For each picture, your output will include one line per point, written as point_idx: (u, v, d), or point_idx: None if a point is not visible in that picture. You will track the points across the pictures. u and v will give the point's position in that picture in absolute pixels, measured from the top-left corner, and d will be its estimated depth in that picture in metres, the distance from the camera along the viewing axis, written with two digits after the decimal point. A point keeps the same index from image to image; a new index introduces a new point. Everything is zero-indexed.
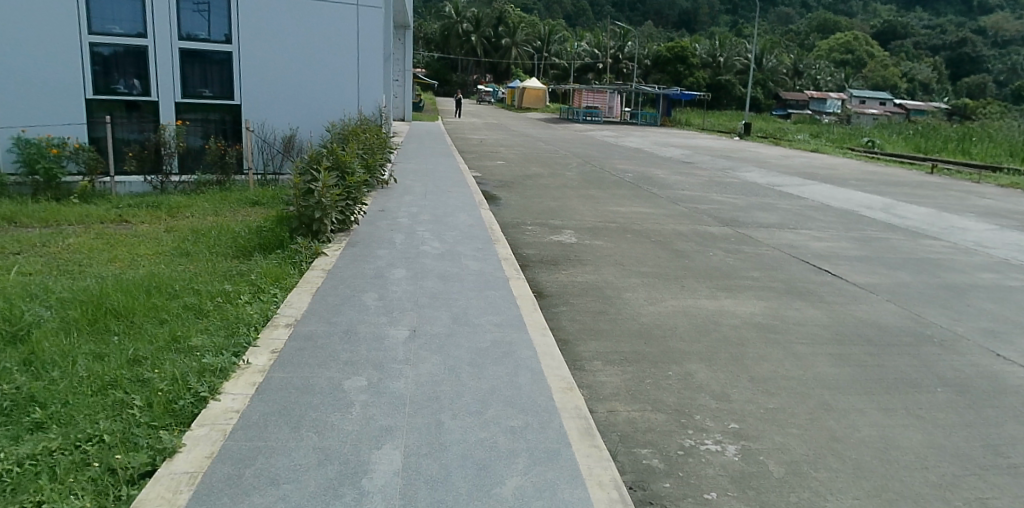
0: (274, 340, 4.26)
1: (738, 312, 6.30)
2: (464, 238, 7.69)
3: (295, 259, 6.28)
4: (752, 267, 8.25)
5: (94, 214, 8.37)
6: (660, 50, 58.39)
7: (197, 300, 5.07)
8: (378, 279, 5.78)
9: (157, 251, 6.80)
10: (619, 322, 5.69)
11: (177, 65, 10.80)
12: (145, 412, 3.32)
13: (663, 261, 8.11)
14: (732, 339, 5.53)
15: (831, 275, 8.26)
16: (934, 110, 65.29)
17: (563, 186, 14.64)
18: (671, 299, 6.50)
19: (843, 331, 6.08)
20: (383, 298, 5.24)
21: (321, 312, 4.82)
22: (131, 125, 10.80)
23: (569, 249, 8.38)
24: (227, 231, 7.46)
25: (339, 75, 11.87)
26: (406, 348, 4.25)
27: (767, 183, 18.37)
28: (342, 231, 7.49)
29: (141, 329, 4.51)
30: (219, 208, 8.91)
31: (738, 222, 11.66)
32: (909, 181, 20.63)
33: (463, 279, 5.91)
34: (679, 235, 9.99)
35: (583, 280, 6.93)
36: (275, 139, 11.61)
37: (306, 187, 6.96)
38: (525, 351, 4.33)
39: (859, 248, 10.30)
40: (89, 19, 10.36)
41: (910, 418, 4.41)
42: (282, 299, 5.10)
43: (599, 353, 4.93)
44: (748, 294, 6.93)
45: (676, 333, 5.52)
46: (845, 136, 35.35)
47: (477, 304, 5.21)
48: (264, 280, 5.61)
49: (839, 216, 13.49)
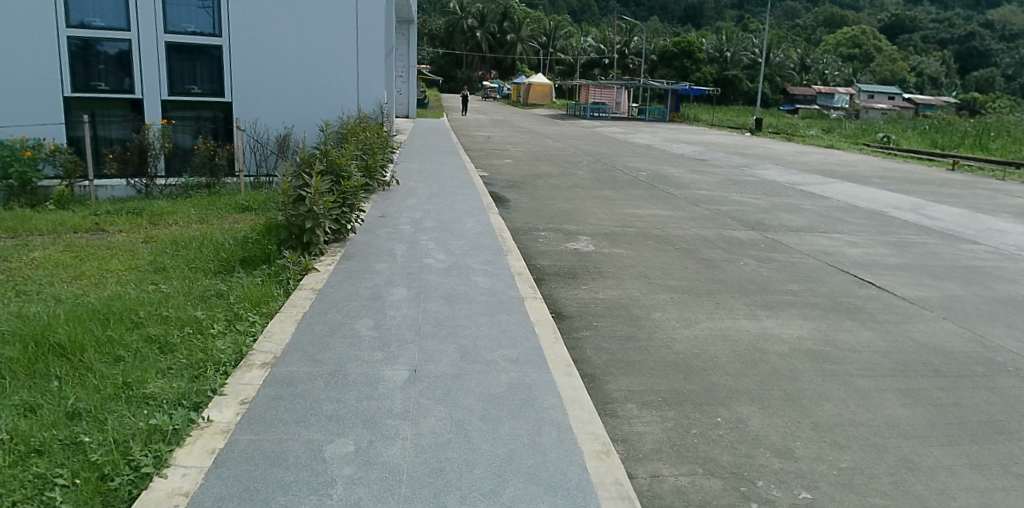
0: (244, 386, 3.53)
1: (784, 337, 5.55)
2: (473, 248, 6.96)
3: (280, 277, 5.56)
4: (788, 279, 7.47)
5: (69, 222, 7.67)
6: (666, 45, 57.54)
7: (162, 330, 4.34)
8: (376, 301, 5.05)
9: (130, 266, 6.08)
10: (651, 350, 4.95)
11: (163, 60, 10.09)
12: (67, 494, 2.63)
13: (691, 273, 7.36)
14: (784, 373, 4.80)
15: (876, 288, 7.49)
16: (945, 105, 64.18)
17: (574, 186, 13.87)
18: (706, 320, 5.74)
19: (905, 359, 5.33)
20: (380, 326, 4.51)
21: (307, 347, 4.09)
22: (114, 124, 10.10)
23: (587, 258, 7.63)
24: (210, 242, 6.74)
25: (336, 71, 11.08)
26: (404, 395, 3.52)
27: (786, 181, 17.57)
28: (336, 241, 6.77)
29: (91, 371, 3.80)
30: (205, 214, 8.19)
31: (764, 225, 10.89)
32: (931, 179, 19.80)
33: (473, 301, 5.17)
34: (704, 240, 9.23)
35: (606, 297, 6.18)
36: (268, 139, 10.91)
37: (297, 194, 6.22)
38: (549, 398, 3.60)
39: (897, 255, 9.51)
40: (66, 11, 9.68)
41: (1009, 478, 3.67)
42: (261, 329, 4.37)
43: (632, 394, 4.18)
44: (792, 313, 6.19)
45: (719, 365, 4.78)
46: (860, 132, 34.37)
47: (489, 333, 4.49)
48: (243, 305, 4.87)
49: (868, 218, 12.70)
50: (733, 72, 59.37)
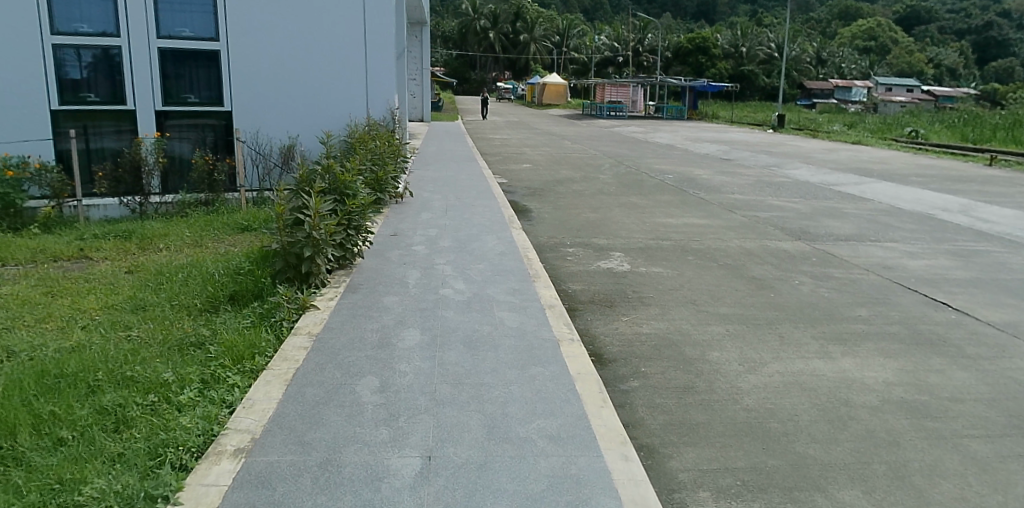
0: (205, 492, 2.73)
1: (869, 384, 4.66)
2: (496, 273, 6.14)
3: (272, 319, 4.75)
4: (854, 302, 6.56)
5: (49, 249, 6.91)
6: (680, 42, 56.49)
7: (121, 402, 3.55)
8: (385, 349, 4.22)
9: (106, 303, 5.31)
10: (715, 406, 4.12)
11: (157, 67, 9.37)
12: None
13: (744, 296, 6.48)
14: (880, 437, 3.93)
15: (953, 310, 6.56)
16: (964, 96, 62.48)
17: (599, 192, 13.02)
18: (773, 362, 4.88)
19: (1020, 409, 4.42)
20: (387, 389, 3.67)
21: (294, 424, 3.29)
22: (105, 137, 9.38)
23: (624, 281, 6.78)
24: (198, 270, 5.95)
25: (343, 77, 10.29)
26: (414, 501, 2.69)
27: (820, 181, 16.57)
28: (341, 269, 5.95)
29: (21, 465, 3.04)
30: (200, 236, 7.42)
31: (810, 234, 9.95)
32: (971, 176, 18.70)
33: (499, 346, 4.34)
34: (749, 254, 8.33)
35: (652, 332, 5.31)
36: (271, 151, 10.14)
37: (294, 218, 5.36)
38: (604, 500, 2.76)
39: (964, 267, 8.53)
40: (52, 17, 8.95)
41: None
42: (241, 397, 3.57)
43: (703, 476, 3.36)
44: (870, 349, 5.30)
45: (801, 428, 3.94)
46: (886, 126, 33.14)
47: (522, 395, 3.65)
48: (223, 360, 4.06)
49: (918, 222, 11.71)
50: (748, 68, 58.38)
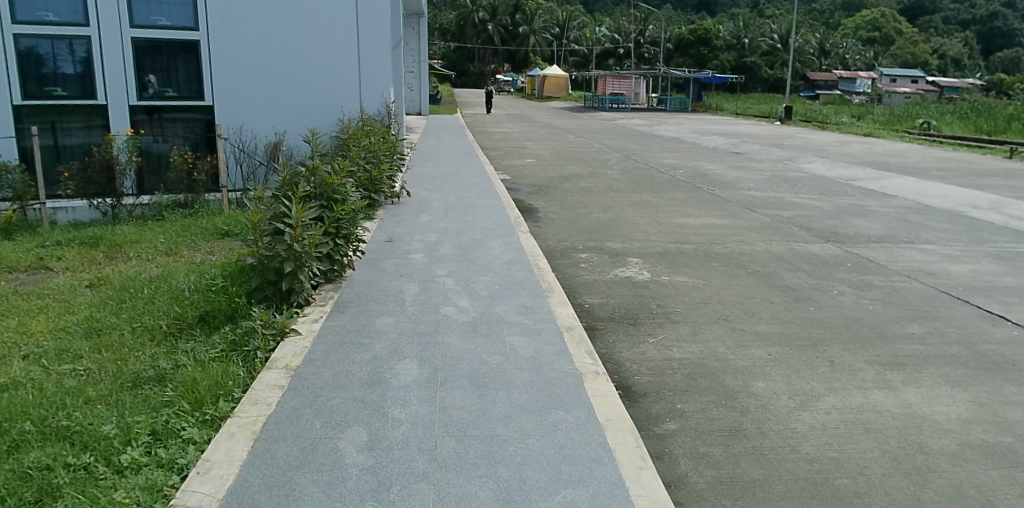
0: None
1: (941, 423, 3.97)
2: (505, 287, 5.46)
3: (244, 347, 4.08)
4: (902, 317, 5.86)
5: (6, 258, 6.25)
6: (682, 33, 55.56)
7: (42, 465, 2.88)
8: (375, 389, 3.54)
9: (55, 327, 4.63)
10: (769, 457, 3.44)
11: (132, 60, 8.71)
12: None
13: (782, 310, 5.79)
14: (970, 495, 3.25)
15: (1013, 325, 5.86)
16: (970, 87, 61.43)
17: (607, 190, 12.31)
18: (828, 395, 4.20)
19: None
20: (376, 445, 3.00)
21: (257, 498, 2.61)
22: (76, 135, 8.72)
23: (646, 292, 6.10)
24: (166, 285, 5.28)
25: (333, 68, 9.62)
26: None
27: (839, 176, 15.82)
28: (327, 283, 5.29)
29: None
30: (175, 243, 6.76)
31: (838, 235, 9.25)
32: (993, 170, 17.93)
33: (511, 384, 3.65)
34: (778, 259, 7.65)
35: (684, 357, 4.63)
36: (257, 148, 9.46)
37: (273, 227, 4.69)
38: None
39: (1009, 272, 7.84)
40: (13, 4, 8.26)
41: None
42: (195, 458, 2.91)
43: None
44: (934, 377, 4.61)
45: (875, 485, 3.26)
46: (897, 117, 32.32)
47: (543, 453, 2.97)
48: (180, 404, 3.39)
49: (948, 220, 10.99)
50: (751, 59, 57.52)
